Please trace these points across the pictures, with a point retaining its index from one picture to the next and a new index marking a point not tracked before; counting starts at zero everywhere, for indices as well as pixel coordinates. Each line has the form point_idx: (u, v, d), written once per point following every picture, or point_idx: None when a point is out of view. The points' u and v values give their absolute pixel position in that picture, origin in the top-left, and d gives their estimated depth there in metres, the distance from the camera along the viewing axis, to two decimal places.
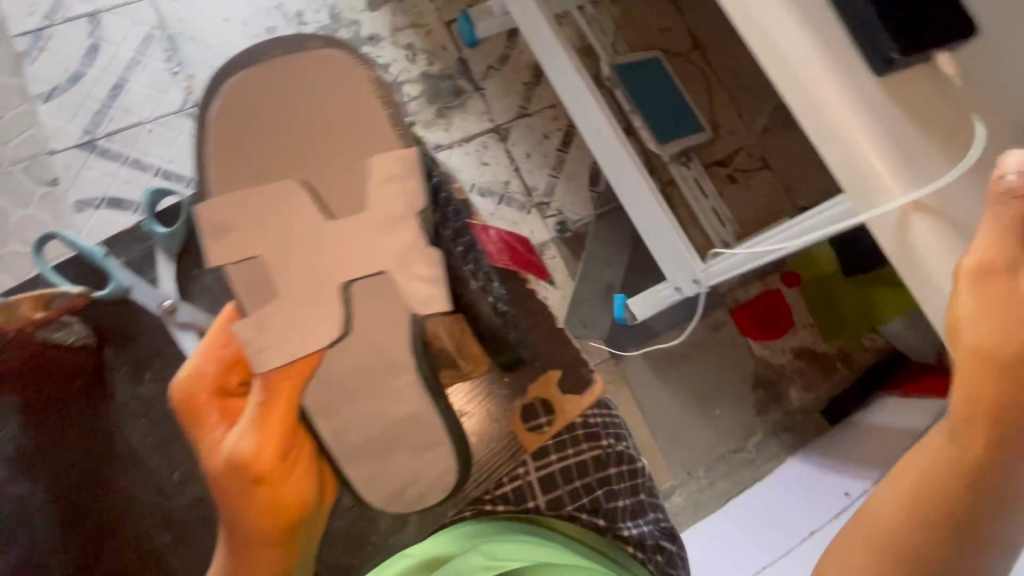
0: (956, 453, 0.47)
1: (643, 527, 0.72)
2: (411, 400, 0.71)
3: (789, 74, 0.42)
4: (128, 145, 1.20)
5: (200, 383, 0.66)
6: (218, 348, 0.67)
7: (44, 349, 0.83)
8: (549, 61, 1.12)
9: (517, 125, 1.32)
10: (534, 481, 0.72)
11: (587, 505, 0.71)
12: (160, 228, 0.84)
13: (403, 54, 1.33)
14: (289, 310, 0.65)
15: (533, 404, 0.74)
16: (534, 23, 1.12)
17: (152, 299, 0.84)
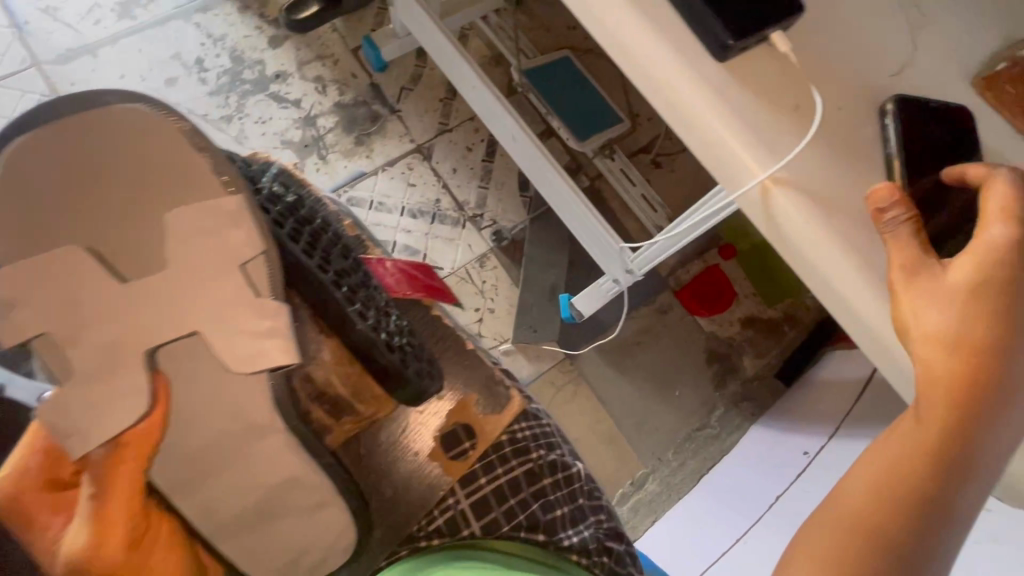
0: (920, 434, 0.40)
1: (584, 533, 0.62)
2: (282, 462, 0.62)
3: (637, 72, 0.43)
4: None
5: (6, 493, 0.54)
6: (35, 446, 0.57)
7: None
8: (456, 75, 1.13)
9: (438, 142, 1.32)
10: (465, 509, 0.65)
11: (525, 522, 0.63)
12: None
13: (313, 87, 1.31)
14: (115, 388, 0.57)
15: (454, 429, 0.67)
16: (434, 39, 1.12)
17: None
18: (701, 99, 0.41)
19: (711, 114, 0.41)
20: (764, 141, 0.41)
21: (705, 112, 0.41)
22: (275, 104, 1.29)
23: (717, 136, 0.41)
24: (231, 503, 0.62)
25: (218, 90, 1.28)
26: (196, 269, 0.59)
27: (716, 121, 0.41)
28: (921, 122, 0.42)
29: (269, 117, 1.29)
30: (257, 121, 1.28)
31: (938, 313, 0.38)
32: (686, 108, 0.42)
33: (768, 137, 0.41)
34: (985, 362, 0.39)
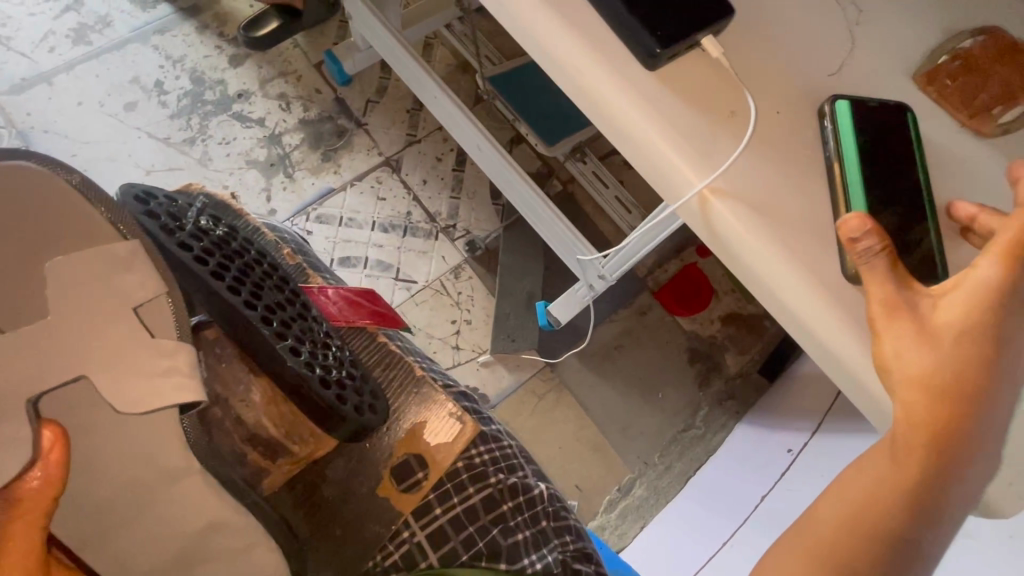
0: (897, 474, 0.37)
1: (547, 558, 0.60)
2: (205, 503, 0.55)
3: (568, 83, 0.42)
4: None
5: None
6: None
7: None
8: (416, 84, 1.11)
9: (407, 154, 1.31)
10: (420, 542, 0.61)
11: (483, 550, 0.60)
12: None
13: (277, 104, 1.30)
14: None
15: (405, 460, 0.62)
16: (393, 50, 1.10)
17: None
18: (635, 105, 0.40)
19: (645, 121, 0.40)
20: (705, 150, 0.40)
21: (642, 118, 0.40)
22: (239, 124, 1.27)
23: (657, 144, 0.40)
24: (146, 556, 0.55)
25: (179, 112, 1.26)
26: (86, 314, 0.52)
27: (654, 128, 0.40)
28: (861, 121, 0.41)
29: (233, 137, 1.27)
30: (220, 142, 1.26)
31: (919, 354, 0.36)
32: (622, 116, 0.40)
33: (707, 146, 0.40)
34: (978, 405, 0.36)
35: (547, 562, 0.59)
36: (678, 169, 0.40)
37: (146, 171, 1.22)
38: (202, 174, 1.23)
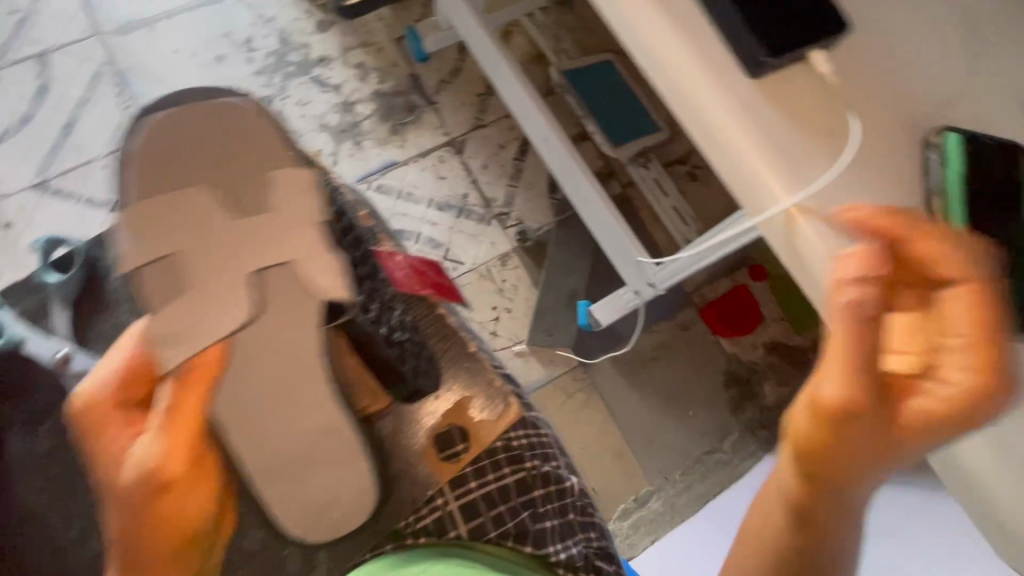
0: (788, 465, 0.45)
1: (572, 549, 0.62)
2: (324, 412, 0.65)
3: (664, 80, 0.41)
4: (81, 183, 1.20)
5: (77, 407, 0.53)
6: (108, 370, 0.54)
7: None
8: (492, 69, 1.12)
9: (472, 137, 1.32)
10: (453, 512, 0.64)
11: (512, 531, 0.62)
12: (55, 278, 0.84)
13: (354, 74, 1.33)
14: (194, 315, 0.59)
15: (450, 429, 0.67)
16: (475, 33, 1.11)
17: (47, 351, 0.77)
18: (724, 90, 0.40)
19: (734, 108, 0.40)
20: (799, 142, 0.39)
21: (728, 107, 0.40)
22: (316, 88, 1.32)
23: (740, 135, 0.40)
24: (282, 443, 0.65)
25: (263, 70, 1.31)
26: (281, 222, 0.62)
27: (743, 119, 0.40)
28: (976, 160, 0.39)
29: (309, 100, 1.31)
30: (297, 103, 1.30)
31: (845, 394, 0.39)
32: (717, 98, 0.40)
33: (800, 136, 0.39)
34: (875, 454, 0.40)
35: (570, 553, 0.61)
36: (761, 178, 0.39)
37: None
38: None
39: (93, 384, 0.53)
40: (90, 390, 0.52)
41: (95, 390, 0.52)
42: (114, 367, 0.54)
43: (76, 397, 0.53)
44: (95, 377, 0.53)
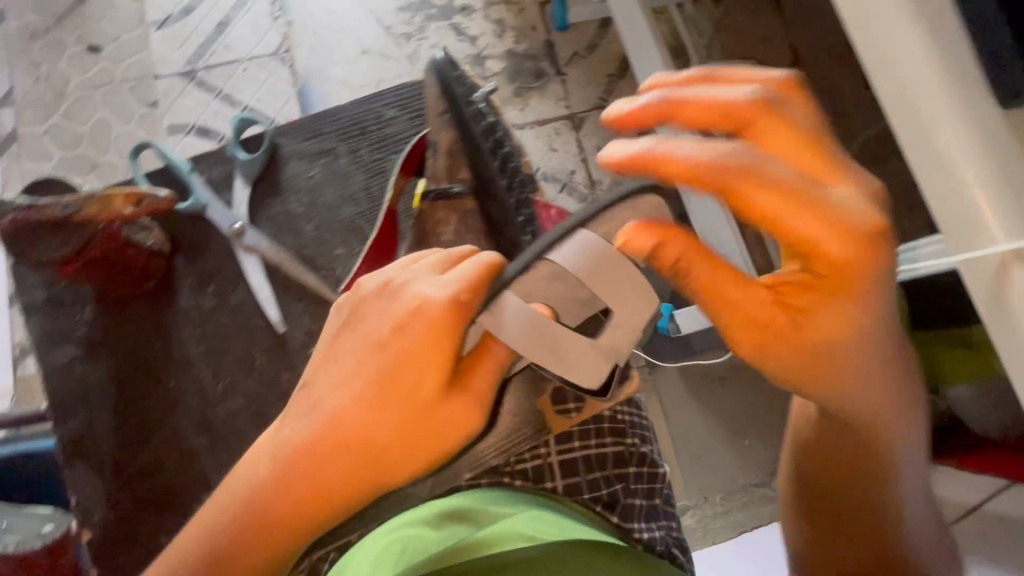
0: None
1: (656, 532, 0.59)
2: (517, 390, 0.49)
3: (894, 87, 0.39)
4: (223, 80, 1.27)
5: (426, 283, 0.45)
6: (472, 267, 0.45)
7: (123, 245, 0.71)
8: (641, 51, 1.09)
9: (592, 117, 1.30)
10: (552, 463, 0.61)
11: (604, 497, 0.60)
12: (243, 155, 0.81)
13: (492, 29, 1.33)
14: (576, 349, 0.43)
15: None
16: (631, 12, 1.07)
17: (224, 220, 0.77)
18: (674, 161, 0.38)
19: (733, 157, 0.38)
20: (713, 144, 0.39)
21: (716, 162, 0.38)
22: (453, 35, 1.32)
23: (760, 191, 0.38)
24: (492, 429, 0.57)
25: (407, 7, 1.32)
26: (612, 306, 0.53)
27: (772, 170, 0.38)
28: None
29: (444, 45, 1.31)
30: (432, 46, 1.31)
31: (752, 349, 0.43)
32: (674, 167, 0.38)
33: (722, 165, 0.38)
34: (823, 379, 0.43)
35: (654, 536, 0.58)
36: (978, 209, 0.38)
37: (361, 51, 1.30)
38: (408, 70, 1.29)
39: (455, 275, 0.44)
40: (455, 282, 0.44)
41: (456, 287, 0.44)
42: (479, 267, 0.44)
43: (422, 301, 0.44)
44: (454, 269, 0.44)
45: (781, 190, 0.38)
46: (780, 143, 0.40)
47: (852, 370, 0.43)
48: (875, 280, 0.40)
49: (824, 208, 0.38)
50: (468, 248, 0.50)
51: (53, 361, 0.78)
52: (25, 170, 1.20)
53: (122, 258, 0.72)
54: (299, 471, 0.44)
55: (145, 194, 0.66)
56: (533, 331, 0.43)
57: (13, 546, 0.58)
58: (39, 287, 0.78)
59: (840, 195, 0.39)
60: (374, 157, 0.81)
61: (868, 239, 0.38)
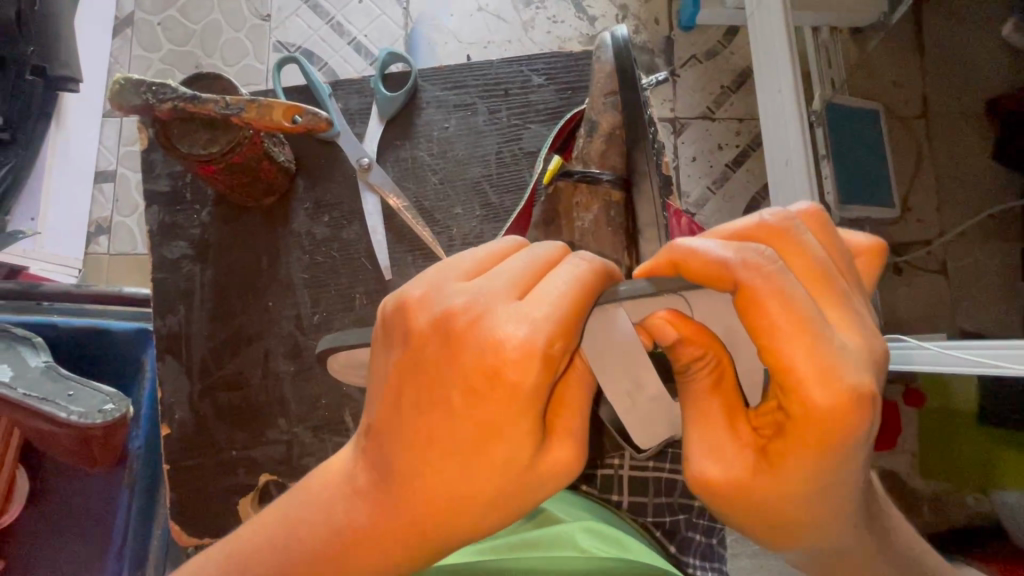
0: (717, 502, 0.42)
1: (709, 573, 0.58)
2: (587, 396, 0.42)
3: None
4: (337, 7, 1.24)
5: (502, 319, 0.33)
6: (564, 300, 0.33)
7: (265, 164, 0.52)
8: (765, 68, 0.99)
9: (694, 125, 1.22)
10: (623, 479, 0.60)
11: (666, 524, 0.59)
12: (385, 91, 0.58)
13: (614, 12, 1.23)
14: (646, 397, 0.37)
15: None
16: (769, 24, 0.97)
17: (353, 152, 0.57)
18: (746, 276, 0.32)
19: (803, 307, 0.31)
20: (782, 277, 0.32)
21: (763, 298, 0.31)
22: (573, 11, 1.23)
23: (770, 337, 0.31)
24: None
25: None
26: None
27: (812, 331, 0.31)
28: None
29: (562, 19, 1.22)
30: (549, 17, 1.22)
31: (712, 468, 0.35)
32: (710, 266, 0.33)
33: (764, 289, 0.31)
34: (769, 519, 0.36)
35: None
36: None
37: (478, 7, 1.23)
38: (519, 37, 1.21)
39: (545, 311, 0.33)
40: (548, 326, 0.32)
41: (548, 331, 0.32)
42: (575, 299, 0.33)
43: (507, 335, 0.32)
44: (545, 302, 0.33)
45: (812, 334, 0.31)
46: (838, 310, 0.33)
47: (805, 520, 0.35)
48: (852, 448, 0.31)
49: (834, 367, 0.30)
50: (547, 250, 0.36)
51: (163, 254, 0.59)
52: (133, 57, 1.22)
53: (252, 176, 0.52)
54: (357, 530, 0.35)
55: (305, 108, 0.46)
56: (616, 357, 0.37)
57: (75, 417, 0.59)
58: (164, 176, 0.59)
59: (847, 361, 0.31)
60: (514, 122, 0.58)
61: (857, 401, 0.30)
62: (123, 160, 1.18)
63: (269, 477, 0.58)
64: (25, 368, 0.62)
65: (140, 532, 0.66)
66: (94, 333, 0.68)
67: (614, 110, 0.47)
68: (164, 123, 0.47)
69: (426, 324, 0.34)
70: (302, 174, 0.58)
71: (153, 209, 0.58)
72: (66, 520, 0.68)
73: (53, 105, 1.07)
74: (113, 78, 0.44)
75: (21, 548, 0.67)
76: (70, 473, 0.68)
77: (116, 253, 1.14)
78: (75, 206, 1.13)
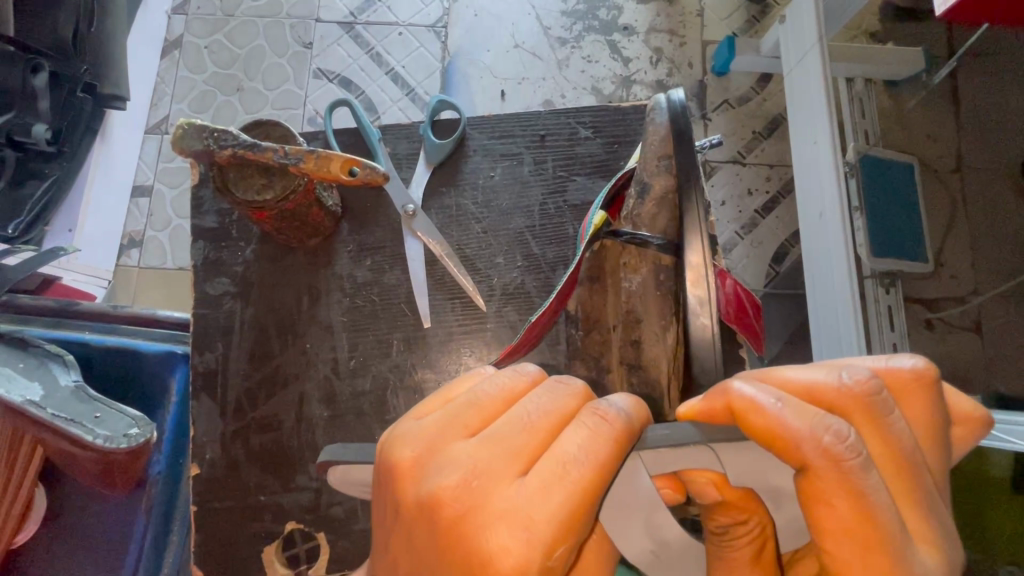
0: None
1: None
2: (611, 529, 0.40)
3: None
4: (377, 39, 1.27)
5: (500, 507, 0.32)
6: (568, 488, 0.32)
7: (314, 208, 0.52)
8: (802, 120, 0.98)
9: (724, 169, 1.21)
10: None
11: None
12: (434, 138, 0.60)
13: (649, 55, 1.24)
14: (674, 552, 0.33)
15: None
16: (808, 78, 0.97)
17: (398, 196, 0.58)
18: (822, 464, 0.31)
19: (882, 514, 0.31)
20: (864, 476, 0.31)
21: (828, 481, 0.31)
22: (608, 52, 1.24)
23: (827, 515, 0.32)
24: None
25: (571, 12, 1.26)
26: None
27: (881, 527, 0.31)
28: None
29: (596, 59, 1.24)
30: (584, 57, 1.24)
31: None
32: (781, 436, 0.32)
33: (837, 483, 0.31)
34: None
35: None
36: None
37: (514, 43, 1.25)
38: (553, 76, 1.23)
39: (544, 504, 0.31)
40: (543, 529, 0.31)
41: (548, 533, 0.31)
42: (579, 487, 0.31)
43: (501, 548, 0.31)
44: (545, 494, 0.31)
45: (886, 547, 0.31)
46: (914, 509, 0.33)
47: None
48: None
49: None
50: (549, 408, 0.35)
51: (204, 289, 0.59)
52: (178, 77, 1.25)
53: (301, 219, 0.52)
54: None
55: (363, 160, 0.47)
56: (644, 508, 0.34)
57: (100, 441, 0.58)
58: (211, 212, 0.59)
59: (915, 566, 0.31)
60: (559, 176, 0.60)
61: None
62: (161, 176, 1.20)
63: (295, 525, 0.57)
64: (56, 387, 0.62)
65: (152, 564, 0.64)
66: (123, 356, 0.68)
67: (667, 173, 0.48)
68: (220, 167, 0.48)
69: (417, 497, 0.33)
70: (347, 218, 0.59)
71: (199, 244, 0.59)
72: (77, 545, 0.67)
73: (100, 121, 1.10)
74: (177, 124, 0.45)
75: (34, 570, 0.67)
76: (87, 497, 0.68)
77: (146, 267, 1.17)
78: (110, 218, 1.15)
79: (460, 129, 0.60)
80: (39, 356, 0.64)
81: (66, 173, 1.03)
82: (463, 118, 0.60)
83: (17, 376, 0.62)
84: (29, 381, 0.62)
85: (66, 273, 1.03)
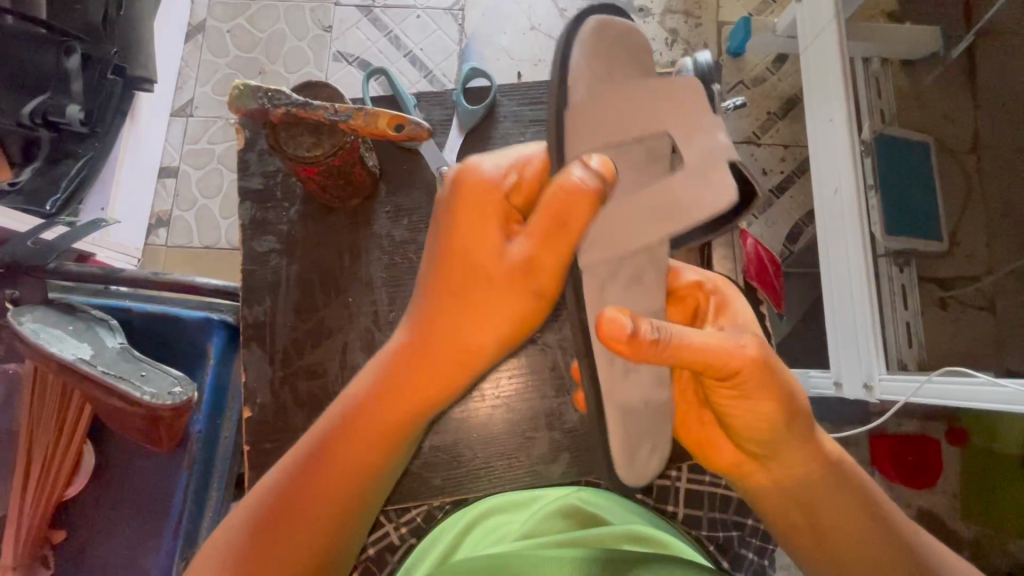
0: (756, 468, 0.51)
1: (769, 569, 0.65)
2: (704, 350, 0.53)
3: None
4: (395, 22, 1.29)
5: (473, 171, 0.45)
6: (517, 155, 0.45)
7: (356, 167, 0.55)
8: (816, 96, 0.99)
9: (740, 147, 1.22)
10: (680, 490, 0.67)
11: (720, 538, 0.65)
12: (465, 104, 0.63)
13: (664, 36, 1.25)
14: (634, 226, 0.46)
15: None
16: (825, 54, 0.98)
17: (434, 159, 0.60)
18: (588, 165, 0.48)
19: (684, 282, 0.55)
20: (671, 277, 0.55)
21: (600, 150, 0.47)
22: None
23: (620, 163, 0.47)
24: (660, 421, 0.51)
25: None
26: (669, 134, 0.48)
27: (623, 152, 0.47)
28: None
29: None
30: None
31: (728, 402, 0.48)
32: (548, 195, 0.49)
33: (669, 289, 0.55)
34: (763, 395, 0.46)
35: None
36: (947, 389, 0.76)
37: (530, 26, 1.26)
38: None
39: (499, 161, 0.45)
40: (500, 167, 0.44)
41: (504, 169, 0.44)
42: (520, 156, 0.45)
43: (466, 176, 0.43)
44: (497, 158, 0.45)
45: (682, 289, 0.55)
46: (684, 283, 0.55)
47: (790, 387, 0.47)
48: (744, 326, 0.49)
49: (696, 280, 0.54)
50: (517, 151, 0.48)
51: (248, 249, 0.62)
52: (202, 61, 1.28)
53: (345, 178, 0.56)
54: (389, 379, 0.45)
55: (409, 118, 0.49)
56: (641, 203, 0.47)
57: (147, 397, 0.62)
58: (256, 174, 0.63)
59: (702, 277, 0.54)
60: None
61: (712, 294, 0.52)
62: (186, 157, 1.25)
63: None
64: (103, 348, 0.66)
65: (196, 511, 0.68)
66: (166, 320, 0.72)
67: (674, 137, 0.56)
68: (272, 125, 0.50)
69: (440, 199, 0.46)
70: (385, 180, 0.62)
71: (246, 205, 0.62)
72: (126, 495, 0.72)
73: (131, 103, 1.13)
74: (233, 83, 0.47)
75: (85, 518, 0.71)
76: (134, 451, 0.72)
77: (172, 247, 1.21)
78: (140, 197, 1.18)
79: (490, 96, 0.63)
80: (86, 320, 0.68)
81: (101, 152, 1.05)
82: (494, 85, 0.63)
83: (68, 337, 0.65)
84: (79, 342, 0.65)
85: (100, 249, 1.07)
